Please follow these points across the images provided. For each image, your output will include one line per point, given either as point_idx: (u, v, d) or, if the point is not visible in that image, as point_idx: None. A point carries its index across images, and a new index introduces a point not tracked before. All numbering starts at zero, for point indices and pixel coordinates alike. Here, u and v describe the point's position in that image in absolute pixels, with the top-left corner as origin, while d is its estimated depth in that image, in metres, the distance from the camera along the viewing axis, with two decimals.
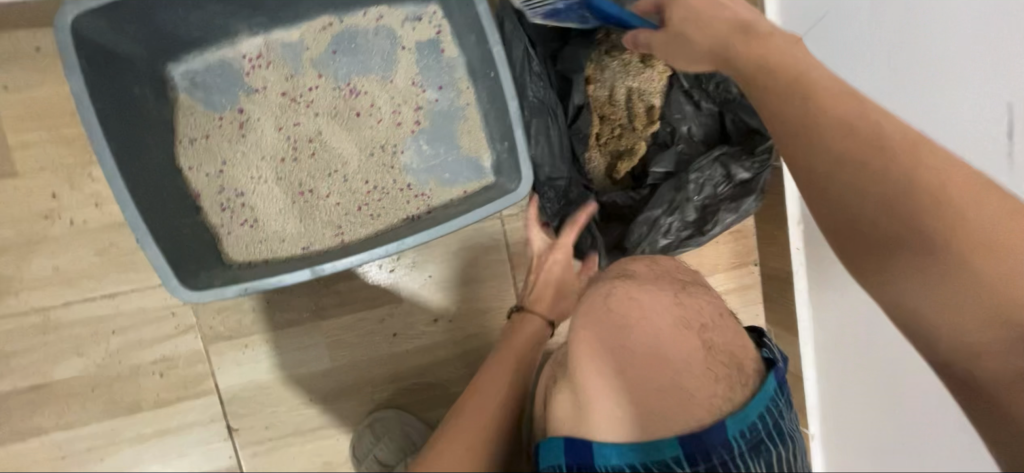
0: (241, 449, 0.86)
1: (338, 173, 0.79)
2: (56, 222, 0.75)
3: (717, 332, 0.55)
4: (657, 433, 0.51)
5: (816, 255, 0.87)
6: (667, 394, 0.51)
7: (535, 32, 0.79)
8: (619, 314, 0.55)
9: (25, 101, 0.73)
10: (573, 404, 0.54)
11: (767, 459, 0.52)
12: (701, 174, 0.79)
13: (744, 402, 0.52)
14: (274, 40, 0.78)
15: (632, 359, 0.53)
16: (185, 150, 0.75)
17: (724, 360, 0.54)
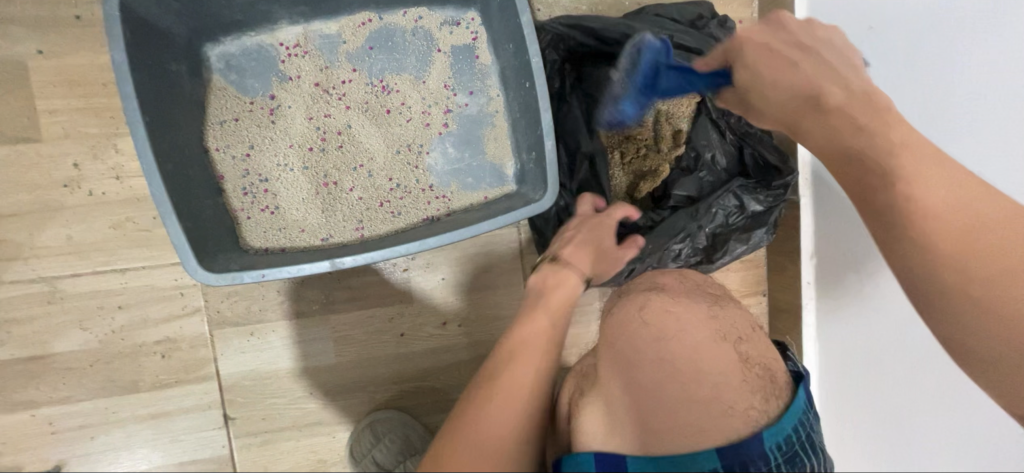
0: (235, 440, 0.84)
1: (363, 167, 0.79)
2: (75, 192, 0.75)
3: (751, 345, 0.57)
4: (697, 444, 0.50)
5: (826, 285, 0.87)
6: (705, 406, 0.51)
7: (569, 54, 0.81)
8: (655, 327, 0.56)
9: (58, 68, 0.73)
10: (603, 415, 0.54)
11: (802, 472, 0.52)
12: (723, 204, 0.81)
13: (779, 415, 0.53)
14: (313, 31, 0.79)
15: (668, 371, 0.53)
16: (216, 131, 0.74)
17: (758, 372, 0.55)
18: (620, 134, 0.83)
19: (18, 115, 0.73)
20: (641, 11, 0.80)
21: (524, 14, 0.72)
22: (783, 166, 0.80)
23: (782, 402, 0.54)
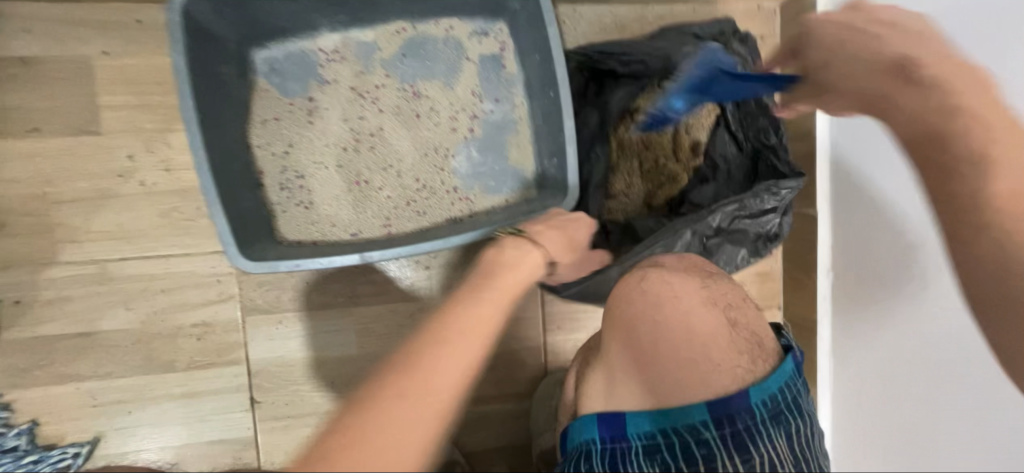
0: (260, 422, 0.88)
1: (392, 168, 0.83)
2: (128, 181, 0.81)
3: (740, 312, 0.59)
4: (686, 399, 0.53)
5: (845, 294, 0.92)
6: (696, 365, 0.54)
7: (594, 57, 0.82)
8: (653, 294, 0.57)
9: (120, 67, 0.79)
10: (606, 384, 0.56)
11: (786, 430, 0.54)
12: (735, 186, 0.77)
13: (766, 376, 0.55)
14: (351, 38, 0.84)
15: (665, 335, 0.55)
16: (258, 130, 0.79)
17: (747, 336, 0.57)
18: (640, 143, 0.85)
19: (80, 109, 0.79)
20: (664, 31, 0.84)
21: (552, 26, 0.76)
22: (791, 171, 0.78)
23: (769, 364, 0.56)
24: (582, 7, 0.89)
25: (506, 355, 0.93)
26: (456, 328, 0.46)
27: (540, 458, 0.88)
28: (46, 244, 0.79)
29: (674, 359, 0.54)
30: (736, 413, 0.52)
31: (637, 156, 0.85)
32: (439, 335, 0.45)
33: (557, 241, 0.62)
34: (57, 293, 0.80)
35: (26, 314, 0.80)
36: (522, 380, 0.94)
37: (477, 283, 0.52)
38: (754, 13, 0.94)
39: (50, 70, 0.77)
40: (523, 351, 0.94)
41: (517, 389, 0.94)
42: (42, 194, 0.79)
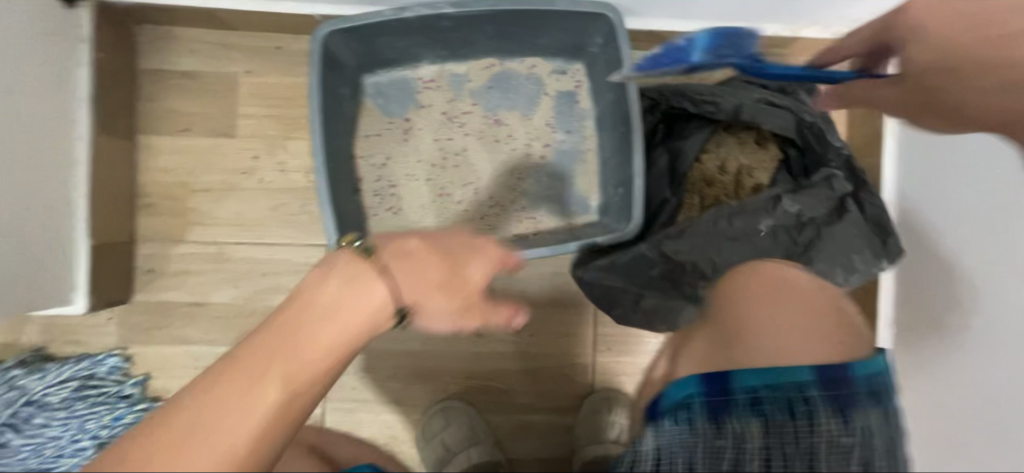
0: (327, 403, 0.96)
1: (472, 185, 0.93)
2: (250, 178, 0.95)
3: (840, 312, 0.71)
4: (793, 364, 0.64)
5: (912, 311, 0.89)
6: (794, 337, 0.66)
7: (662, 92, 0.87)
8: (768, 284, 0.72)
9: (258, 84, 0.94)
10: (709, 349, 0.72)
11: (869, 411, 0.62)
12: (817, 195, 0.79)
13: (857, 359, 0.65)
14: (446, 70, 0.96)
15: (773, 313, 0.69)
16: (362, 144, 0.92)
17: (842, 328, 0.69)
18: (703, 181, 0.89)
19: (222, 116, 0.94)
20: None
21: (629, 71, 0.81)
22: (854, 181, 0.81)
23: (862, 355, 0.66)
24: None
25: (553, 368, 0.99)
26: (246, 366, 0.42)
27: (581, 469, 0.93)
28: (180, 225, 0.94)
29: (770, 334, 0.67)
30: (831, 377, 0.63)
31: (697, 191, 0.89)
32: (233, 372, 0.42)
33: (425, 273, 0.50)
34: (183, 267, 0.95)
35: (155, 282, 0.94)
36: (567, 394, 0.99)
37: (280, 311, 0.46)
38: None
39: (204, 83, 0.94)
40: (571, 365, 0.99)
41: (562, 402, 0.99)
42: (182, 183, 0.94)
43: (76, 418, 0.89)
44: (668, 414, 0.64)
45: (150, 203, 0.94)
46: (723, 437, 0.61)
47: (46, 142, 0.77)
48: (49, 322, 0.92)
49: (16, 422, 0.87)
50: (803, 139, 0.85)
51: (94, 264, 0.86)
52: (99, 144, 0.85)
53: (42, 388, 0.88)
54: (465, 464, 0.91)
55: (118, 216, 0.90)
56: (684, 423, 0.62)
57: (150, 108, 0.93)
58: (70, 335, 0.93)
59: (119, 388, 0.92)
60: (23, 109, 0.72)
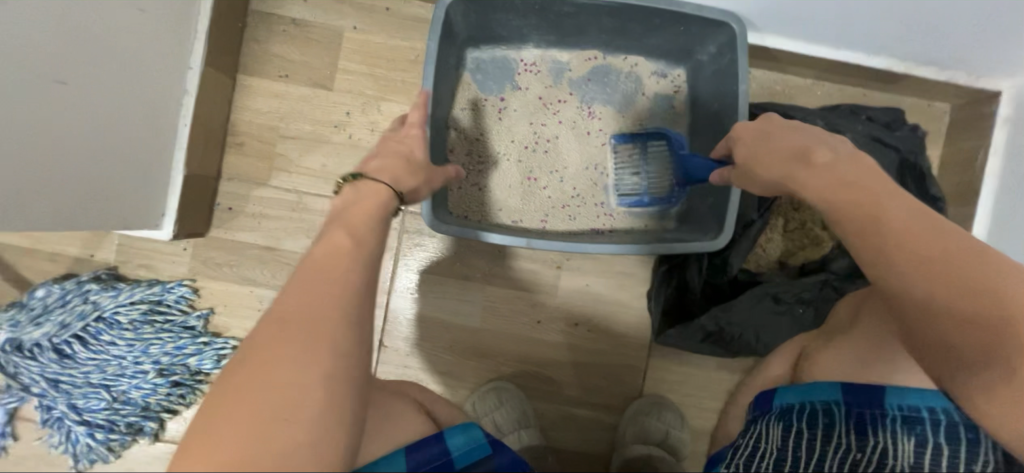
0: (381, 365, 0.97)
1: (557, 173, 0.94)
2: (340, 133, 0.95)
3: None
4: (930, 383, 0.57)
5: None
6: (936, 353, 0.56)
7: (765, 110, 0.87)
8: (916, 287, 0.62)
9: (362, 42, 0.95)
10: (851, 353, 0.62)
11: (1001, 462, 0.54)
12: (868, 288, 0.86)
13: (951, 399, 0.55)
14: (549, 55, 0.96)
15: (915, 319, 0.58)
16: (457, 116, 0.93)
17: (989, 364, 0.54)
18: (790, 205, 0.89)
19: (323, 68, 0.95)
20: (838, 106, 0.88)
21: (744, 83, 0.81)
22: None
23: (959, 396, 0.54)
24: (758, 70, 0.96)
25: (605, 367, 0.99)
26: (324, 254, 0.49)
27: (623, 467, 0.93)
28: (264, 168, 0.95)
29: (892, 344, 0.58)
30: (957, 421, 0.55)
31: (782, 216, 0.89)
32: (315, 271, 0.47)
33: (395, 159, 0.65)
34: (260, 209, 0.95)
35: (232, 221, 0.95)
36: (616, 394, 1.00)
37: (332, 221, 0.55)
38: (922, 108, 0.97)
39: (310, 33, 0.95)
40: (624, 366, 1.00)
41: (609, 401, 1.00)
42: (274, 128, 0.95)
43: (141, 341, 0.91)
44: (782, 410, 0.65)
45: (240, 141, 0.95)
46: (863, 449, 0.57)
47: (163, 66, 0.79)
48: (125, 243, 0.93)
49: (86, 336, 0.89)
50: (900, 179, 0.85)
51: (185, 194, 0.87)
52: (206, 75, 0.86)
53: (114, 305, 0.90)
54: (515, 445, 0.91)
55: (210, 151, 0.92)
56: (811, 422, 0.61)
57: (255, 49, 0.94)
58: (143, 259, 0.94)
59: (184, 318, 0.93)
60: (145, 27, 0.73)
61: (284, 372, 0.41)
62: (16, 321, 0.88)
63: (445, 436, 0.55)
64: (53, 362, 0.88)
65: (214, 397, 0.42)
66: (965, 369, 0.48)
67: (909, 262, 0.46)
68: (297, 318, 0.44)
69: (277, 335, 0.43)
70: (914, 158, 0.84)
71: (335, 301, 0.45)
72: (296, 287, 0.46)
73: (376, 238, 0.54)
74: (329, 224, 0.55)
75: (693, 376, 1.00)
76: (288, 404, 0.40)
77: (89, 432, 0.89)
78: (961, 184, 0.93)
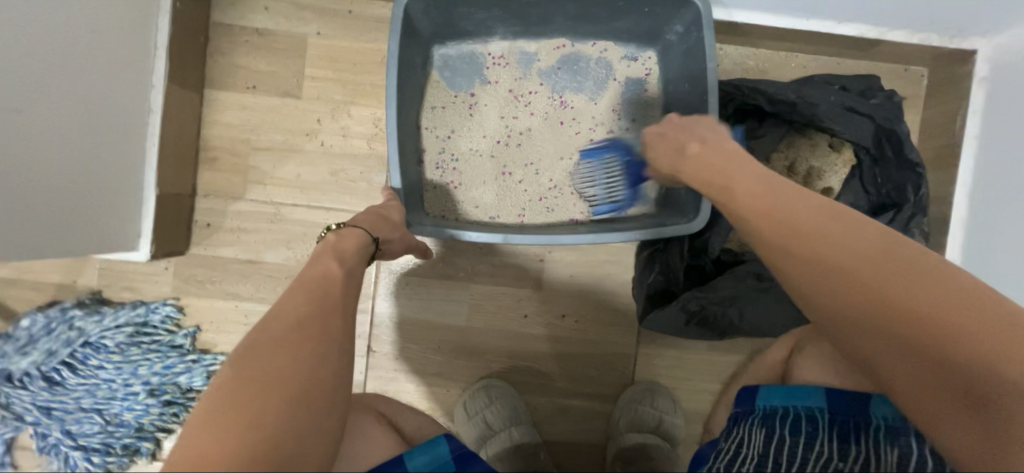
0: (371, 370, 0.97)
1: (532, 165, 0.93)
2: (312, 141, 0.95)
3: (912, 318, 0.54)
4: None
5: None
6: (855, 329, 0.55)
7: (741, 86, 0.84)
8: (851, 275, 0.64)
9: (327, 47, 0.94)
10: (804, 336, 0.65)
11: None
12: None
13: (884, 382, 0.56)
14: (516, 46, 0.94)
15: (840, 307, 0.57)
16: (428, 115, 0.92)
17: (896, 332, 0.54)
18: None
19: (290, 77, 0.94)
20: (811, 77, 0.87)
21: (712, 60, 0.80)
22: (899, 201, 0.84)
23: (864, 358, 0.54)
24: (730, 46, 0.95)
25: (596, 356, 0.99)
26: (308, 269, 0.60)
27: (618, 457, 0.91)
28: (239, 182, 0.95)
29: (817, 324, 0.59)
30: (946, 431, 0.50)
31: None
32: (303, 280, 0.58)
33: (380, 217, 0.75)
34: (239, 223, 0.95)
35: (211, 237, 0.94)
36: (609, 383, 0.99)
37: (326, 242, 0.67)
38: (899, 73, 0.96)
39: (274, 41, 0.94)
40: (614, 355, 0.99)
41: (602, 391, 0.99)
42: (245, 140, 0.94)
43: (130, 363, 0.91)
44: (765, 412, 0.65)
45: (212, 156, 0.94)
46: (845, 459, 0.54)
47: (123, 87, 0.78)
48: (106, 267, 0.93)
49: (74, 362, 0.90)
50: (878, 147, 0.84)
51: (160, 214, 0.87)
52: (171, 93, 0.85)
53: (100, 330, 0.90)
54: (506, 443, 0.89)
55: (183, 168, 0.91)
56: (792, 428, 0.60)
57: (220, 63, 0.93)
58: (126, 281, 0.94)
59: (171, 338, 0.93)
60: (101, 49, 0.73)
61: (299, 360, 0.49)
62: (3, 352, 0.88)
63: (406, 458, 0.54)
64: (43, 390, 0.88)
65: (228, 386, 0.47)
66: (885, 351, 0.49)
67: (820, 246, 0.50)
68: (305, 319, 0.52)
69: (288, 332, 0.51)
70: (891, 124, 0.83)
71: (335, 307, 0.56)
72: (299, 296, 0.55)
73: (358, 268, 0.65)
74: (316, 252, 0.65)
75: (685, 359, 1.00)
76: (304, 386, 0.48)
77: (86, 457, 0.90)
78: (942, 147, 0.92)
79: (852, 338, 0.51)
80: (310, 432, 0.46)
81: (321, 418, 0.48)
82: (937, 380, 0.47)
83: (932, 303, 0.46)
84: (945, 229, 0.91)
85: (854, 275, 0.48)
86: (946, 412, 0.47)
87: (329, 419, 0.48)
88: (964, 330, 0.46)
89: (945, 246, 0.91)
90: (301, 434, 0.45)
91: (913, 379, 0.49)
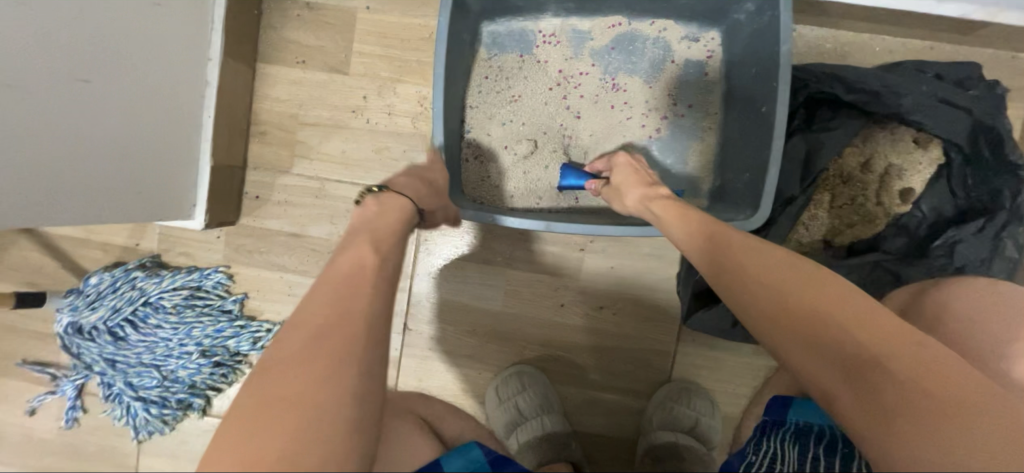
0: (406, 347, 0.98)
1: (577, 150, 0.90)
2: (358, 117, 0.95)
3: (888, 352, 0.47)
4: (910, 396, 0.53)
5: None
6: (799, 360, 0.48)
7: (818, 72, 0.77)
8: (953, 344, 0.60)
9: (377, 22, 0.93)
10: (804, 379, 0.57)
11: None
12: (930, 268, 0.76)
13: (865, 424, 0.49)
14: (569, 24, 0.90)
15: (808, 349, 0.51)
16: (475, 94, 0.89)
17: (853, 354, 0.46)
18: (839, 178, 0.80)
19: (339, 53, 0.94)
20: (899, 64, 0.77)
21: (787, 42, 0.72)
22: (990, 207, 0.74)
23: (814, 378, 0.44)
24: (805, 27, 0.86)
25: (633, 351, 0.96)
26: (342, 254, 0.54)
27: (648, 453, 0.90)
28: (287, 156, 0.96)
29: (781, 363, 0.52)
30: None
31: (831, 190, 0.81)
32: (332, 272, 0.52)
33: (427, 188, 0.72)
34: (285, 197, 0.97)
35: (260, 209, 0.97)
36: (643, 379, 0.97)
37: (359, 217, 0.63)
38: (1004, 61, 0.84)
39: (324, 16, 0.93)
40: (652, 351, 0.96)
41: (636, 387, 0.97)
42: (293, 115, 0.95)
43: (184, 325, 0.96)
44: (798, 427, 0.64)
45: (263, 130, 0.96)
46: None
47: (181, 59, 0.80)
48: (165, 232, 0.98)
49: (135, 320, 0.96)
50: (974, 146, 0.74)
51: (213, 184, 0.90)
52: (225, 66, 0.87)
53: (158, 291, 0.95)
54: (537, 431, 0.89)
55: (235, 141, 0.94)
56: (828, 447, 0.58)
57: (272, 37, 0.94)
58: (182, 247, 0.99)
59: (222, 303, 0.98)
60: (159, 20, 0.74)
61: (325, 375, 0.43)
62: (75, 306, 0.95)
63: (443, 463, 0.54)
64: (109, 344, 0.95)
65: (244, 412, 0.42)
66: (797, 347, 0.44)
67: (749, 256, 0.51)
68: (332, 321, 0.46)
69: (305, 349, 0.44)
70: (992, 120, 0.72)
71: (367, 302, 0.49)
72: (322, 301, 0.48)
73: (400, 238, 0.61)
74: (350, 234, 0.59)
75: (727, 361, 0.95)
76: (327, 400, 0.42)
77: (145, 408, 0.96)
78: None
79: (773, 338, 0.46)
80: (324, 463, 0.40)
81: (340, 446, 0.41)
82: (852, 380, 0.42)
83: (843, 304, 0.44)
84: None
85: (764, 274, 0.49)
86: (863, 411, 0.41)
87: (351, 445, 0.41)
88: (868, 329, 0.43)
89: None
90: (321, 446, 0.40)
91: (830, 374, 0.43)
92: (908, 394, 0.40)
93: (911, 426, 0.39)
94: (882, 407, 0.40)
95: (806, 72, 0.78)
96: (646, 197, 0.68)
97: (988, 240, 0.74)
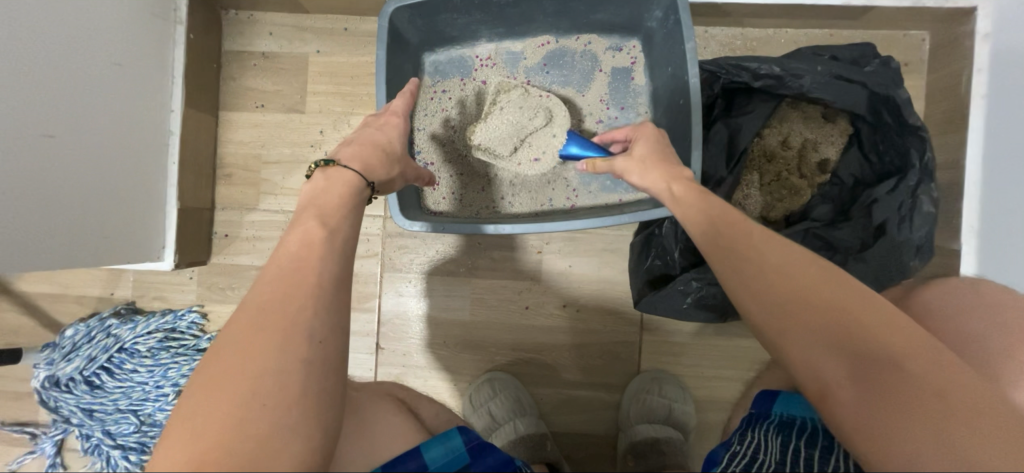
0: (381, 366, 1.00)
1: (560, 123, 0.89)
2: (317, 150, 1.01)
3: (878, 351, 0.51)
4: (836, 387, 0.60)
5: None
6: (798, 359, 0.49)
7: (725, 62, 0.83)
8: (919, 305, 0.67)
9: (327, 63, 1.01)
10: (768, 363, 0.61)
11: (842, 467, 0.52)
12: (854, 229, 0.82)
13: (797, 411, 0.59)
14: (502, 48, 0.98)
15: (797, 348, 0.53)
16: (422, 117, 0.95)
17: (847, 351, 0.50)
18: (763, 157, 0.87)
19: (295, 93, 1.01)
20: (797, 50, 0.84)
21: (690, 41, 0.80)
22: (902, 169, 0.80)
23: (825, 373, 0.45)
24: (715, 28, 0.95)
25: (601, 345, 0.99)
26: (283, 248, 0.54)
27: (630, 451, 0.91)
28: (253, 194, 1.01)
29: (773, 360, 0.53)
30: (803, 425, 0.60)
31: (757, 168, 0.87)
32: (269, 266, 0.52)
33: (374, 154, 0.70)
34: (253, 232, 1.01)
35: (229, 246, 1.01)
36: (615, 372, 0.99)
37: (310, 199, 0.61)
38: (897, 39, 0.93)
39: (278, 63, 1.01)
40: (619, 343, 0.99)
41: (608, 380, 0.99)
42: (257, 155, 1.01)
43: (160, 366, 0.98)
44: (782, 420, 0.64)
45: (228, 172, 1.02)
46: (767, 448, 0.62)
47: (145, 112, 0.87)
48: (139, 279, 1.01)
49: (111, 367, 0.98)
50: (874, 114, 0.82)
51: (181, 226, 0.94)
52: (187, 116, 0.94)
53: (132, 337, 0.97)
54: (511, 435, 0.91)
55: (202, 184, 0.99)
56: (808, 439, 0.58)
57: (231, 86, 1.01)
58: (155, 292, 1.02)
59: (196, 341, 1.00)
60: (120, 79, 0.81)
61: (268, 366, 0.45)
62: (51, 359, 0.97)
63: (423, 448, 0.55)
64: (86, 393, 0.97)
65: (184, 412, 0.43)
66: (810, 342, 0.46)
67: (752, 237, 0.53)
68: (267, 305, 0.48)
69: (246, 331, 0.47)
70: (887, 90, 0.79)
71: (307, 283, 0.50)
72: (263, 292, 0.50)
73: (354, 216, 0.62)
74: (298, 212, 0.60)
75: (693, 345, 0.98)
76: (274, 394, 0.44)
77: (124, 456, 0.96)
78: (949, 110, 0.89)
79: (785, 329, 0.47)
80: (273, 427, 0.42)
81: (289, 422, 0.43)
82: (859, 379, 0.44)
83: (864, 308, 0.46)
84: (959, 193, 0.87)
85: (781, 264, 0.50)
86: (866, 410, 0.43)
87: (304, 441, 0.43)
88: (885, 332, 0.45)
89: (962, 212, 0.87)
90: (273, 451, 0.41)
91: (841, 372, 0.44)
92: (917, 400, 0.42)
93: (908, 423, 0.41)
94: (889, 409, 0.42)
95: (715, 64, 0.84)
96: (667, 176, 0.67)
97: (903, 197, 0.79)
